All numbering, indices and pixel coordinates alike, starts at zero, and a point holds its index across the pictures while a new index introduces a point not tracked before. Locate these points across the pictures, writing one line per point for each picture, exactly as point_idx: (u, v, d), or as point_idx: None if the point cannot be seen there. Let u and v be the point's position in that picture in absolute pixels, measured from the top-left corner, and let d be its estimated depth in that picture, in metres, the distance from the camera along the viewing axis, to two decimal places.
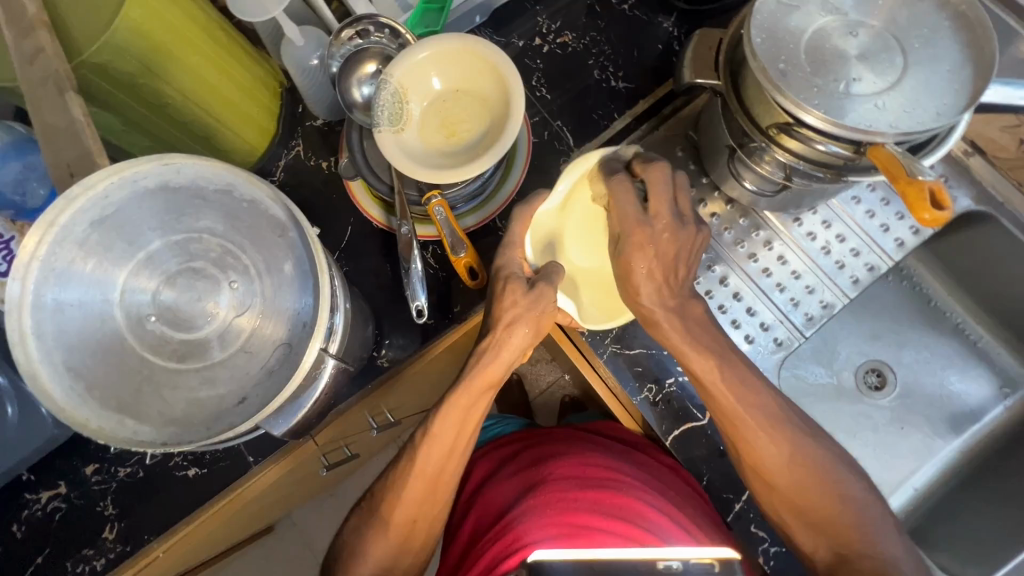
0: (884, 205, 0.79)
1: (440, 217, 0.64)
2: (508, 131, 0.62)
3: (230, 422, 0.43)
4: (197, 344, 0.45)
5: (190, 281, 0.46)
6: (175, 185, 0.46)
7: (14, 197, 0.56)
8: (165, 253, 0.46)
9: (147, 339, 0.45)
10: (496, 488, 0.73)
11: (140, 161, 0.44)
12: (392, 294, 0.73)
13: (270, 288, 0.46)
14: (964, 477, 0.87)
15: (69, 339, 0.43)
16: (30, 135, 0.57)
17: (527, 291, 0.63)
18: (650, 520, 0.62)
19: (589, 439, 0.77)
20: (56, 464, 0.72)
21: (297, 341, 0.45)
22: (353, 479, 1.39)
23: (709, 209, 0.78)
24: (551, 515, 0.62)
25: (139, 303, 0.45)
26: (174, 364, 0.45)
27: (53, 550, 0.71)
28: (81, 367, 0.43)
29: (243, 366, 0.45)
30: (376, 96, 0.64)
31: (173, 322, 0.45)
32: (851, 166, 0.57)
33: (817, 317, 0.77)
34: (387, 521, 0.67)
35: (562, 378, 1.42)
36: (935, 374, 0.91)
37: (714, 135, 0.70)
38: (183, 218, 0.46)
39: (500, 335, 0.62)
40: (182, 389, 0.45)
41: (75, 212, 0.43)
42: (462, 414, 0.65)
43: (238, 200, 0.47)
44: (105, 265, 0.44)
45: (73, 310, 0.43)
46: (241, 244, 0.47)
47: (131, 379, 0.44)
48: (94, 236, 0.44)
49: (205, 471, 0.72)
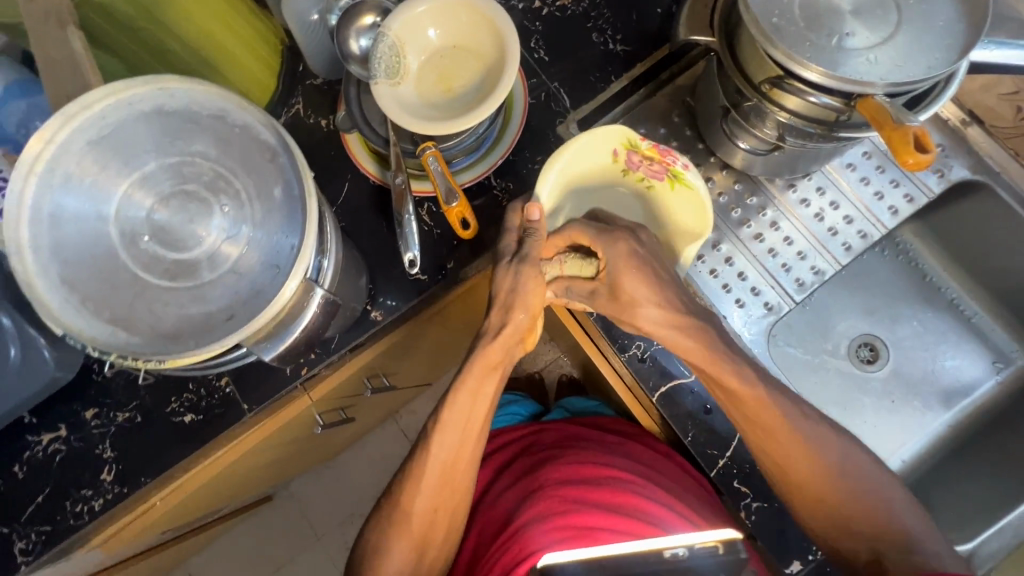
0: (879, 172, 0.79)
1: (433, 168, 0.64)
2: (502, 83, 0.63)
3: (218, 336, 0.45)
4: (188, 264, 0.46)
5: (183, 203, 0.47)
6: (169, 109, 0.47)
7: (17, 136, 0.58)
8: (159, 174, 0.47)
9: (140, 257, 0.46)
10: (497, 494, 0.77)
11: (135, 84, 0.45)
12: (387, 249, 0.74)
13: (259, 212, 0.47)
14: (951, 450, 0.88)
15: (67, 253, 0.45)
16: (34, 76, 0.58)
17: (520, 273, 0.61)
18: (649, 511, 0.67)
19: (579, 437, 0.81)
20: (57, 408, 0.74)
21: (284, 264, 0.46)
22: (351, 450, 1.41)
23: (704, 173, 0.79)
24: (555, 519, 0.67)
25: (133, 221, 0.47)
26: (166, 282, 0.46)
27: (54, 490, 0.73)
28: (77, 280, 0.45)
29: (232, 286, 0.47)
30: (374, 49, 0.65)
31: (165, 241, 0.46)
32: (841, 122, 0.57)
33: (808, 283, 0.77)
34: (409, 514, 0.67)
35: (559, 357, 1.43)
36: (928, 349, 0.92)
37: (711, 97, 0.71)
38: (177, 141, 0.48)
39: (497, 320, 0.63)
40: (173, 306, 0.46)
41: (74, 130, 0.44)
42: (471, 400, 0.66)
43: (230, 125, 0.48)
44: (102, 183, 0.46)
45: (70, 226, 0.45)
46: (233, 168, 0.48)
47: (124, 293, 0.46)
48: (91, 155, 0.45)
49: (201, 418, 0.74)
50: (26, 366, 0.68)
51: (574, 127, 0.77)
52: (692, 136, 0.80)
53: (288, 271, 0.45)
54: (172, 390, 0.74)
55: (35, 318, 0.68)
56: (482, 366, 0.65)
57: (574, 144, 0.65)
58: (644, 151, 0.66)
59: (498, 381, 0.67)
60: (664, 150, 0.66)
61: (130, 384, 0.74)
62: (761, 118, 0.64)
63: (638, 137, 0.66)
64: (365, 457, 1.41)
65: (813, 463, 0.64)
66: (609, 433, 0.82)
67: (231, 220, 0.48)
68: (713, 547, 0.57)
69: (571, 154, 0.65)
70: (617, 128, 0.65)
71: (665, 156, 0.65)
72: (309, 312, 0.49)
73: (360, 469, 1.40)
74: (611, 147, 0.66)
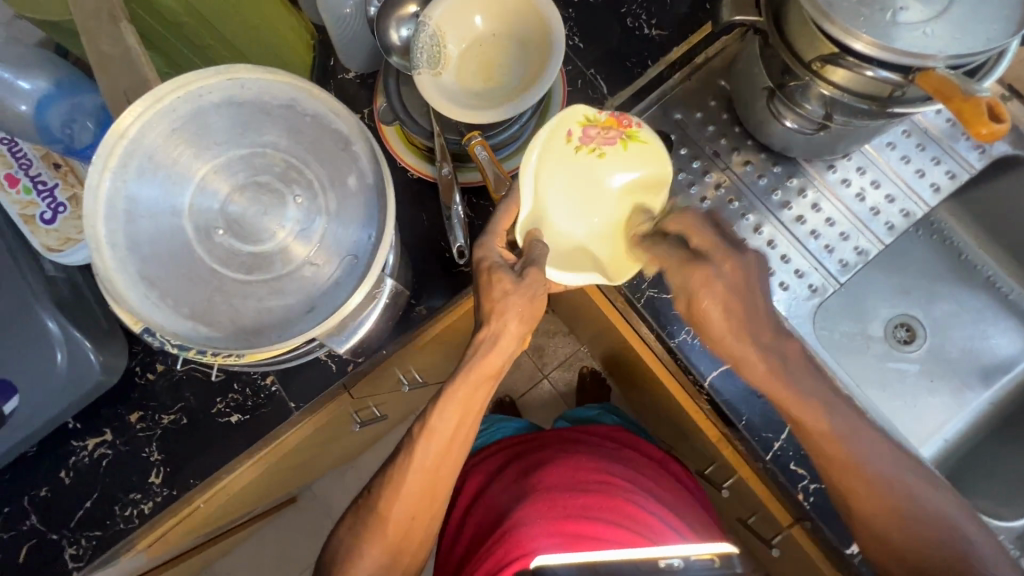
0: (919, 150, 0.79)
1: (481, 157, 0.63)
2: (549, 70, 0.62)
3: (303, 328, 0.46)
4: (264, 256, 0.47)
5: (257, 194, 0.47)
6: (240, 100, 0.47)
7: (62, 134, 0.55)
8: (231, 166, 0.47)
9: (216, 251, 0.46)
10: (492, 495, 0.79)
11: (206, 75, 0.45)
12: (426, 242, 0.72)
13: (334, 201, 0.47)
14: (994, 426, 0.87)
15: (143, 248, 0.45)
16: (76, 74, 0.55)
17: (518, 280, 0.58)
18: (639, 520, 0.69)
19: (581, 442, 0.83)
20: (100, 412, 0.73)
21: (364, 255, 0.47)
22: (375, 450, 1.39)
23: (742, 157, 0.79)
24: (549, 523, 0.68)
25: (207, 216, 0.47)
26: (243, 276, 0.46)
27: (101, 494, 0.72)
28: (154, 275, 0.45)
29: (310, 279, 0.47)
30: (414, 38, 0.64)
31: (239, 234, 0.46)
32: (896, 99, 0.56)
33: (851, 263, 0.77)
34: (386, 518, 0.67)
35: (580, 350, 1.42)
36: (966, 328, 0.91)
37: (752, 78, 0.70)
38: (248, 132, 0.47)
39: (494, 326, 0.60)
40: (252, 299, 0.46)
41: (143, 125, 0.45)
42: (462, 407, 0.63)
43: (301, 114, 0.48)
44: (174, 177, 0.46)
45: (145, 221, 0.45)
46: (305, 159, 0.48)
47: (203, 288, 0.46)
48: (162, 149, 0.45)
49: (247, 418, 0.73)
50: (72, 370, 0.67)
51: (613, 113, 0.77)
52: (729, 119, 0.79)
53: (356, 283, 0.45)
54: (217, 391, 0.73)
55: (80, 321, 0.68)
56: (479, 378, 0.63)
57: (535, 137, 0.62)
58: (601, 123, 0.63)
59: (490, 391, 0.65)
60: (620, 116, 0.63)
61: (174, 386, 0.73)
62: (808, 97, 0.63)
63: (594, 112, 0.63)
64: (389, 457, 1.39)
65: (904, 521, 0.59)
66: (608, 440, 0.86)
67: (304, 211, 0.47)
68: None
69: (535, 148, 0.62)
70: (573, 107, 0.62)
71: (620, 121, 0.63)
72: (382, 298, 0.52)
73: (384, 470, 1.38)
74: (567, 127, 0.64)
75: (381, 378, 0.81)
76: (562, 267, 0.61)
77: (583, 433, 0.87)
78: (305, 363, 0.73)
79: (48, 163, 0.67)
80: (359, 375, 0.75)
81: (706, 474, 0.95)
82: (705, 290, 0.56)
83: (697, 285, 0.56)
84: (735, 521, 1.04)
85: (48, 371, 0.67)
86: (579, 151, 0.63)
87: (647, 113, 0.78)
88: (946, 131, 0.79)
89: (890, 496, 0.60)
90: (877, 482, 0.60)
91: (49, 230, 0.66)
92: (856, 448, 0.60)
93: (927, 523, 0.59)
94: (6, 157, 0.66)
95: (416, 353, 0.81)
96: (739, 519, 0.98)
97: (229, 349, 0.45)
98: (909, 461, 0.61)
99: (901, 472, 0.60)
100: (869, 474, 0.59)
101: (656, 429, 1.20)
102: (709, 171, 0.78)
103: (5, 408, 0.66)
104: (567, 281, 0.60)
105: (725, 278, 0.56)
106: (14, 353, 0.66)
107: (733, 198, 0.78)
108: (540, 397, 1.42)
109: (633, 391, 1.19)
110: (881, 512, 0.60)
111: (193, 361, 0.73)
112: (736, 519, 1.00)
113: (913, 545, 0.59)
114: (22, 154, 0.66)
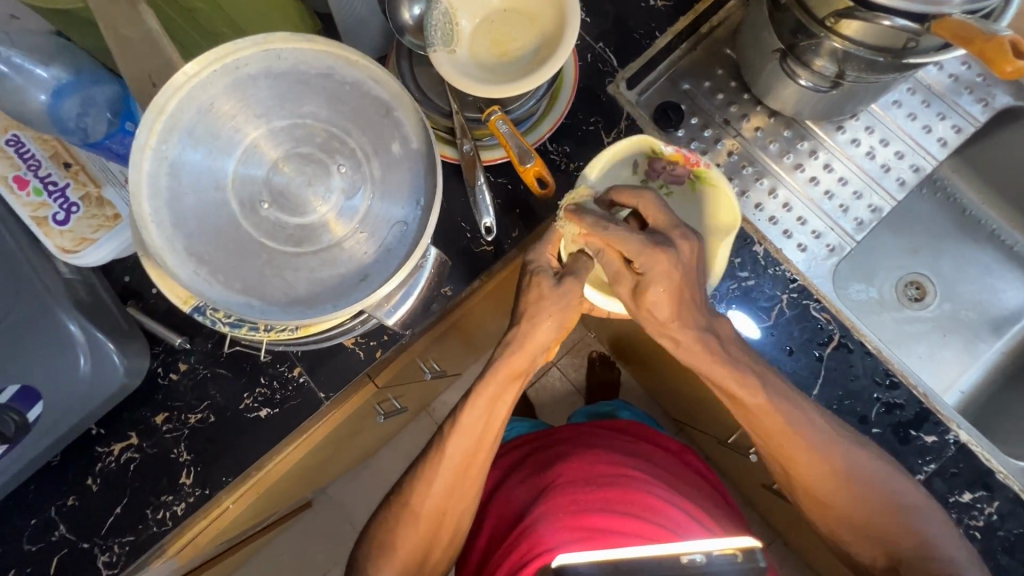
0: (924, 107, 0.83)
1: (503, 131, 0.64)
2: (565, 38, 0.61)
3: (355, 297, 0.47)
4: (310, 229, 0.48)
5: (301, 165, 0.48)
6: (277, 71, 0.47)
7: (77, 128, 0.54)
8: (272, 137, 0.48)
9: (262, 224, 0.47)
10: (509, 492, 0.78)
11: (243, 47, 0.46)
12: (444, 223, 0.70)
13: (377, 167, 0.49)
14: (1009, 376, 0.89)
15: (189, 226, 0.46)
16: (91, 64, 0.54)
17: (555, 285, 0.61)
18: (661, 514, 0.67)
19: (598, 435, 0.82)
20: (124, 416, 0.72)
21: (412, 221, 0.48)
22: (389, 449, 1.35)
23: (752, 123, 0.80)
24: (565, 518, 0.67)
25: (251, 191, 0.48)
26: (291, 248, 0.48)
27: (132, 500, 0.71)
28: (202, 253, 0.46)
29: (360, 248, 0.48)
30: (427, 16, 0.64)
31: (285, 206, 0.48)
32: (910, 49, 0.57)
33: (866, 221, 0.79)
34: (416, 514, 0.67)
35: (586, 335, 1.40)
36: (973, 281, 0.94)
37: (760, 43, 0.71)
38: (287, 104, 0.48)
39: (524, 328, 0.63)
40: (303, 271, 0.48)
41: (182, 99, 0.45)
42: (489, 411, 0.66)
43: (339, 82, 0.48)
44: (214, 153, 0.47)
45: (190, 197, 0.46)
46: (345, 128, 0.49)
47: (252, 263, 0.47)
48: (200, 125, 0.46)
49: (277, 411, 0.72)
50: (97, 373, 0.66)
51: (624, 85, 0.75)
52: (737, 87, 0.80)
53: (403, 257, 0.47)
54: (243, 386, 0.72)
55: (101, 323, 0.67)
56: (505, 373, 0.65)
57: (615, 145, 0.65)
58: (668, 157, 0.65)
59: (517, 390, 0.67)
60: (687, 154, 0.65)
61: (199, 384, 0.72)
62: (820, 56, 0.64)
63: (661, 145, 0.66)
64: (402, 454, 1.35)
65: (844, 490, 0.62)
66: (628, 434, 0.84)
67: (348, 180, 0.49)
68: (732, 554, 0.56)
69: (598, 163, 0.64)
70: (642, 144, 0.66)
71: (689, 159, 0.65)
72: (425, 269, 0.56)
73: (398, 469, 1.34)
74: (635, 155, 0.66)
75: (405, 366, 0.80)
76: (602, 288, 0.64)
77: (602, 425, 0.86)
78: (329, 353, 0.71)
79: (58, 162, 0.65)
80: (383, 363, 0.74)
81: (730, 443, 0.95)
82: (663, 279, 0.56)
83: (657, 274, 0.56)
84: (759, 489, 1.04)
85: (72, 376, 0.66)
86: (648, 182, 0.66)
87: (656, 84, 0.79)
88: (949, 86, 0.84)
89: (845, 476, 0.62)
90: (834, 463, 0.62)
91: (63, 232, 0.64)
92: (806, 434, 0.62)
93: (877, 493, 0.62)
94: (13, 159, 0.64)
95: (437, 338, 0.80)
96: (764, 485, 0.98)
97: (285, 320, 0.47)
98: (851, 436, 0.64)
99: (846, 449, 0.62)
100: (822, 456, 0.62)
101: (671, 405, 1.21)
102: (721, 139, 0.79)
103: (29, 415, 0.65)
104: (609, 306, 0.64)
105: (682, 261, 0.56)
106: (36, 359, 0.65)
107: (746, 164, 0.79)
108: (552, 387, 1.40)
109: (646, 371, 1.19)
110: (833, 491, 0.63)
111: (216, 359, 0.72)
112: (761, 486, 1.01)
113: (867, 514, 0.62)
114: (31, 155, 0.65)
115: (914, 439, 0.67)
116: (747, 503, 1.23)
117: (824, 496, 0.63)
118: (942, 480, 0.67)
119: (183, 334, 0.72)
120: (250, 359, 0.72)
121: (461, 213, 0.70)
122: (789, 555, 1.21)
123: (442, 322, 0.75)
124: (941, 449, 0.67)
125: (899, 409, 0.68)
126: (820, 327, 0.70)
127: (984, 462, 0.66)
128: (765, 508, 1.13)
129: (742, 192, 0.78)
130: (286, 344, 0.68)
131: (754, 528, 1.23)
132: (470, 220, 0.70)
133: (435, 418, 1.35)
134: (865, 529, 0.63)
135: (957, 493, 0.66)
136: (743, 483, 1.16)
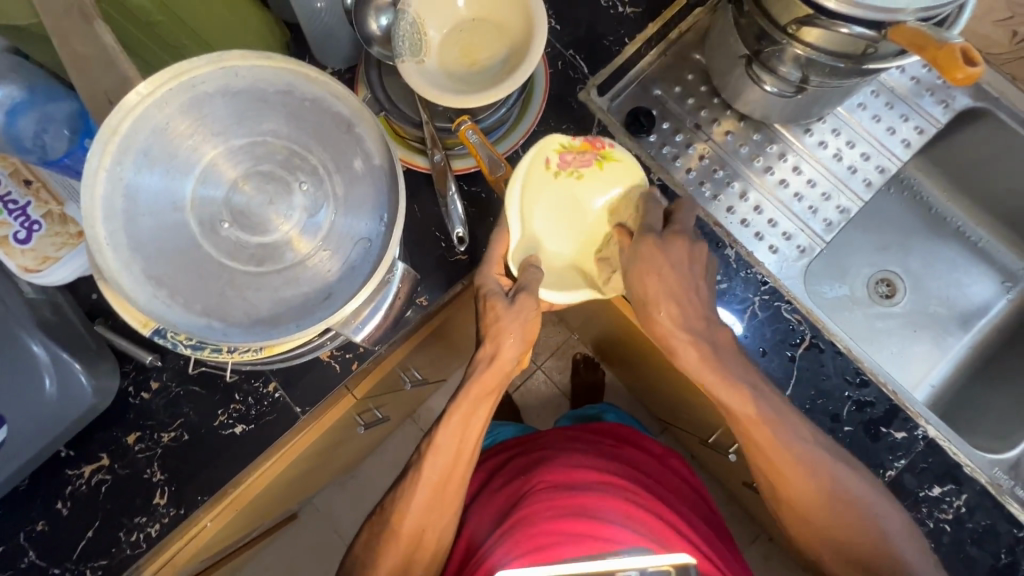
0: (889, 109, 0.86)
1: (473, 141, 0.64)
2: (533, 48, 0.61)
3: (318, 316, 0.47)
4: (272, 247, 0.48)
5: (262, 183, 0.48)
6: (236, 89, 0.47)
7: (34, 147, 0.53)
8: (232, 156, 0.48)
9: (223, 245, 0.47)
10: (489, 498, 0.77)
11: (200, 65, 0.46)
12: (418, 233, 0.70)
13: (339, 183, 0.49)
14: (978, 368, 0.91)
15: (146, 248, 0.46)
16: (48, 82, 0.53)
17: (509, 304, 0.62)
18: (625, 518, 0.67)
19: (580, 441, 0.82)
20: (95, 437, 0.70)
21: (377, 238, 0.48)
22: (373, 457, 1.34)
23: (722, 127, 0.81)
24: (542, 525, 0.67)
25: (211, 211, 0.48)
26: (254, 268, 0.48)
27: (104, 522, 0.70)
28: (161, 275, 0.46)
29: (324, 266, 0.48)
30: (395, 27, 0.64)
31: (246, 226, 0.48)
32: (869, 56, 0.57)
33: (834, 223, 0.81)
34: (397, 531, 0.67)
35: (570, 337, 1.39)
36: (941, 277, 0.96)
37: (727, 49, 0.71)
38: (247, 122, 0.48)
39: (489, 347, 0.64)
40: (266, 290, 0.48)
41: (136, 119, 0.45)
42: (463, 422, 0.66)
43: (300, 99, 0.49)
44: (172, 173, 0.47)
45: (147, 219, 0.46)
46: (307, 145, 0.49)
47: (214, 284, 0.47)
48: (156, 145, 0.46)
49: (253, 427, 0.71)
50: (64, 395, 0.65)
51: (595, 92, 0.76)
52: (707, 92, 0.81)
53: (370, 273, 0.47)
54: (217, 403, 0.71)
55: (68, 343, 0.66)
56: (478, 392, 0.65)
57: (521, 165, 0.64)
58: (575, 148, 0.65)
59: (491, 406, 0.67)
60: (595, 139, 0.65)
61: (172, 403, 0.71)
62: (784, 62, 0.64)
63: (569, 139, 0.65)
64: (387, 463, 1.33)
65: (831, 511, 0.63)
66: (610, 438, 0.84)
67: (310, 198, 0.49)
68: (665, 570, 0.59)
69: (518, 175, 0.64)
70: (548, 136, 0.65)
71: (594, 144, 0.65)
72: (394, 283, 0.56)
73: (384, 477, 1.33)
74: (543, 153, 0.65)
75: (384, 377, 0.79)
76: (556, 288, 0.64)
77: (584, 430, 0.86)
78: (304, 367, 0.71)
79: (18, 180, 0.63)
80: (359, 375, 0.73)
81: (712, 443, 0.96)
82: (644, 265, 0.61)
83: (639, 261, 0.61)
84: (740, 485, 1.05)
85: (38, 399, 0.64)
86: (558, 176, 0.66)
87: (627, 90, 0.80)
88: (911, 89, 0.86)
89: (832, 494, 0.62)
90: (824, 484, 0.62)
91: (24, 251, 0.63)
92: (797, 450, 0.62)
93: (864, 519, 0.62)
94: None
95: (415, 348, 0.79)
96: (745, 483, 0.99)
97: (250, 342, 0.46)
98: (837, 455, 0.64)
99: (833, 468, 0.63)
100: (812, 476, 0.62)
101: (654, 405, 1.22)
102: (692, 144, 0.80)
103: None
104: (558, 301, 0.63)
105: (669, 259, 0.61)
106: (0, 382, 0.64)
107: (717, 168, 0.80)
108: (537, 390, 1.39)
109: (629, 372, 1.20)
110: (821, 511, 0.63)
111: (189, 376, 0.71)
112: (742, 484, 1.02)
113: (854, 538, 0.63)
114: None
115: (884, 436, 0.69)
116: (730, 499, 1.24)
117: (816, 520, 0.64)
118: (912, 475, 0.68)
119: (154, 352, 0.70)
120: (223, 376, 0.70)
121: (435, 222, 0.70)
122: (772, 549, 1.23)
123: (418, 332, 0.74)
124: (910, 445, 0.68)
125: (870, 407, 0.69)
126: (792, 328, 0.71)
127: (952, 456, 0.68)
128: (747, 504, 1.14)
129: (714, 195, 0.79)
130: (257, 362, 0.66)
131: (738, 524, 1.25)
132: (443, 229, 0.70)
133: (420, 425, 1.34)
134: (841, 545, 0.63)
135: (927, 487, 0.68)
136: (725, 481, 1.17)
